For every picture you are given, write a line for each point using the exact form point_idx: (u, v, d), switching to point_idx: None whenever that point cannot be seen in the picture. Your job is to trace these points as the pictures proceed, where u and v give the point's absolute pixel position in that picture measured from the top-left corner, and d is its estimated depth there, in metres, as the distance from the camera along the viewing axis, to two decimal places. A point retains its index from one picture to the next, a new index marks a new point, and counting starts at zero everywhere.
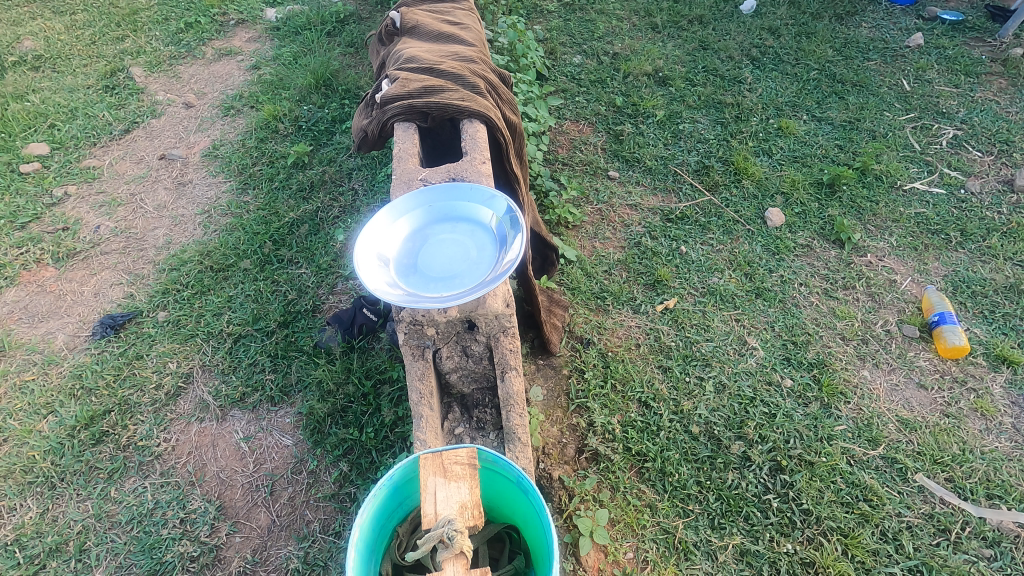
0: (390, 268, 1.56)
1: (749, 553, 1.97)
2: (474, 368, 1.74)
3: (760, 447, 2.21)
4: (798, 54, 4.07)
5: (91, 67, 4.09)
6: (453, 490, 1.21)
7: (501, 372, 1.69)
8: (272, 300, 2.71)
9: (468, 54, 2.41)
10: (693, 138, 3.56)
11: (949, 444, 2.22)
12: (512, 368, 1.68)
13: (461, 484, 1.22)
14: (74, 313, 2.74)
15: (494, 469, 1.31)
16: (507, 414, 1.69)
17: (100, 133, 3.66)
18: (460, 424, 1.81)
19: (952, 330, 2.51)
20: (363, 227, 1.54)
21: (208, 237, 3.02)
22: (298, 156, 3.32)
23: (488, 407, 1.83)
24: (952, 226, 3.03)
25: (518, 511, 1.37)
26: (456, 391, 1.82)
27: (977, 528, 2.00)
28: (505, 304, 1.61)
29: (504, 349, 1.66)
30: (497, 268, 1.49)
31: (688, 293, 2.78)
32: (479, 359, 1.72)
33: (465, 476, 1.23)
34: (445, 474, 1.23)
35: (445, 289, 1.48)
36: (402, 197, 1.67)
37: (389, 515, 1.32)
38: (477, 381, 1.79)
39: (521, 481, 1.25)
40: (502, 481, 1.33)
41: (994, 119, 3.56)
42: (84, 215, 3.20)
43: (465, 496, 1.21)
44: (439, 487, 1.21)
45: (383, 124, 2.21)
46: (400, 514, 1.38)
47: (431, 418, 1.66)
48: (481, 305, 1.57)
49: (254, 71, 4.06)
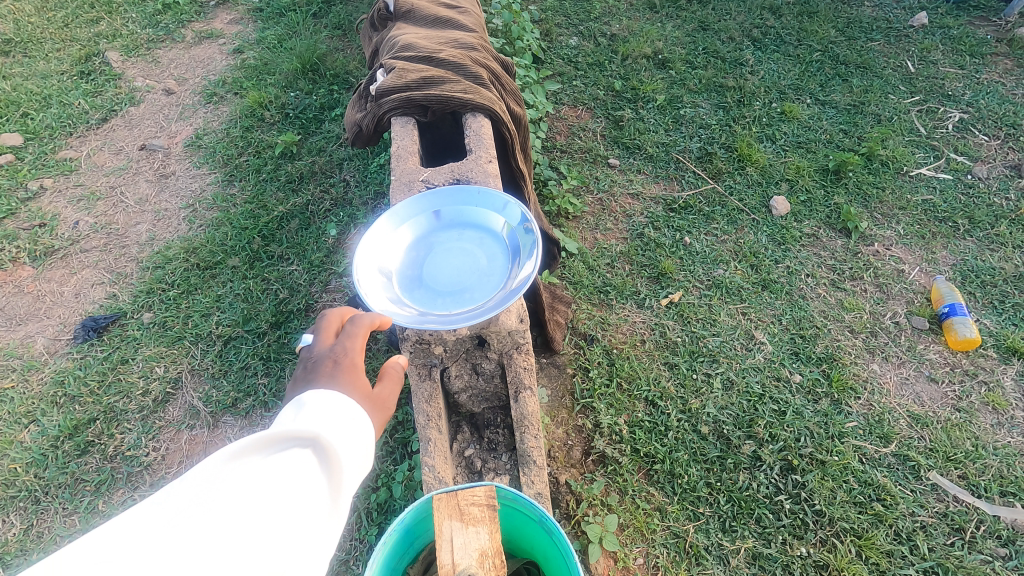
0: (394, 281, 1.51)
1: (761, 557, 1.93)
2: (485, 387, 1.66)
3: (771, 446, 2.16)
4: (801, 34, 3.95)
5: (64, 51, 3.89)
6: (471, 535, 1.20)
7: (515, 392, 1.62)
8: (263, 300, 2.60)
9: (469, 41, 2.28)
10: (695, 124, 3.45)
11: (962, 440, 2.18)
12: (527, 388, 1.62)
13: (480, 528, 1.21)
14: (54, 316, 2.62)
15: (514, 506, 1.30)
16: (522, 436, 1.60)
17: (76, 122, 3.49)
18: (469, 445, 1.72)
19: (963, 322, 2.45)
20: (364, 239, 1.46)
21: (193, 233, 2.89)
22: (286, 146, 3.17)
23: (500, 428, 1.74)
24: (960, 214, 2.96)
25: (538, 549, 1.35)
26: (465, 410, 1.75)
27: (992, 526, 1.97)
28: (519, 320, 1.57)
29: (517, 367, 1.61)
30: (511, 282, 1.46)
31: (693, 287, 2.71)
32: (490, 377, 1.65)
33: (483, 519, 1.22)
34: (461, 517, 1.22)
35: (456, 306, 1.44)
36: (404, 202, 1.59)
37: (402, 556, 1.30)
38: (488, 400, 1.72)
39: (542, 520, 1.24)
40: (523, 520, 1.31)
41: (1001, 101, 3.48)
42: (62, 210, 3.05)
43: (484, 541, 1.20)
44: (456, 533, 1.20)
45: (379, 118, 2.09)
46: (411, 554, 1.35)
47: (440, 441, 1.58)
48: (494, 322, 1.53)
49: (237, 55, 3.88)
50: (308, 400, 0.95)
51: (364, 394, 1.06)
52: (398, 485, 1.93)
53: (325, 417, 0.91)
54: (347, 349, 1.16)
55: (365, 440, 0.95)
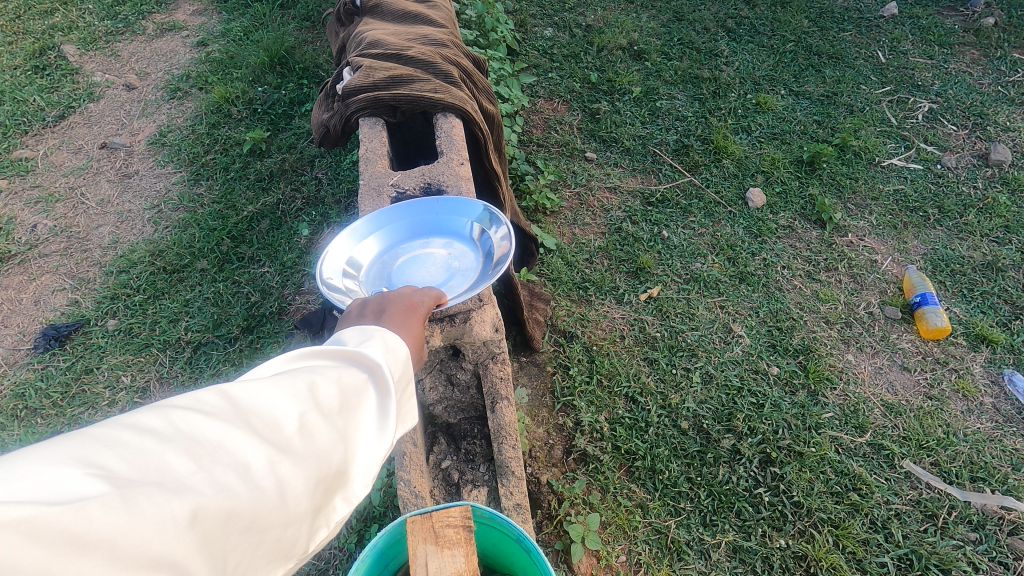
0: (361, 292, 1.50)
1: (742, 550, 1.95)
2: (461, 398, 1.69)
3: (750, 440, 2.17)
4: (774, 25, 3.96)
5: (16, 44, 3.70)
6: (447, 559, 1.19)
7: (491, 403, 1.61)
8: (234, 303, 2.53)
9: (439, 37, 2.22)
10: (671, 116, 3.44)
11: (934, 427, 2.22)
12: (504, 399, 1.61)
13: (455, 550, 1.20)
14: (12, 325, 2.52)
15: (493, 523, 1.30)
16: (500, 446, 1.59)
17: (31, 120, 3.34)
18: (447, 456, 1.71)
19: (934, 311, 2.50)
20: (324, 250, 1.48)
21: (159, 235, 2.79)
22: (255, 143, 3.08)
23: (477, 438, 1.73)
24: (930, 203, 3.01)
25: (519, 565, 1.36)
26: (442, 420, 1.73)
27: (963, 512, 2.01)
28: (493, 330, 1.55)
29: (493, 377, 1.61)
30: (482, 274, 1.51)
31: (672, 281, 2.71)
32: (465, 388, 1.68)
33: (458, 542, 1.21)
34: (436, 540, 1.21)
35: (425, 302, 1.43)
36: (366, 218, 1.62)
37: None
38: (464, 411, 1.72)
39: (520, 538, 1.25)
40: (502, 536, 1.32)
41: (968, 91, 3.54)
42: (18, 213, 2.93)
43: (460, 564, 1.19)
44: (432, 557, 1.19)
45: (346, 119, 2.04)
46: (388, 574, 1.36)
47: (415, 455, 1.57)
48: (468, 333, 1.52)
49: (201, 48, 3.74)
50: (375, 332, 0.97)
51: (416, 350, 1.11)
52: (377, 492, 1.91)
53: (384, 346, 0.95)
54: (420, 300, 1.24)
55: (411, 382, 0.99)
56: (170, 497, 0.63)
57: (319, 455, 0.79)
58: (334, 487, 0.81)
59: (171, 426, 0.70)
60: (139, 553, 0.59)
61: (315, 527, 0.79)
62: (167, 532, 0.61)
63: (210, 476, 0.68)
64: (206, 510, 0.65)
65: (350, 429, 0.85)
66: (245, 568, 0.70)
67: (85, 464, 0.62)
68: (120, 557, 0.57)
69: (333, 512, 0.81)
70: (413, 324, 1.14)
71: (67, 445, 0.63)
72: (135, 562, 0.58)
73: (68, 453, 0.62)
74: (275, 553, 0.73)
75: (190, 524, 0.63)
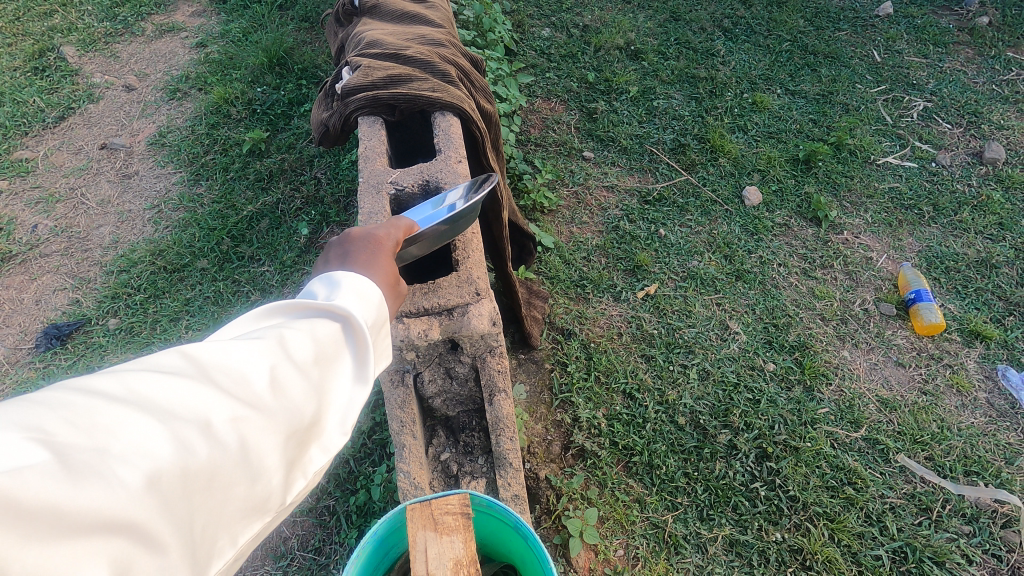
0: None
1: (738, 543, 1.97)
2: (460, 391, 1.69)
3: (747, 435, 2.19)
4: (770, 24, 3.99)
5: (16, 46, 3.71)
6: (446, 545, 1.21)
7: (489, 395, 1.64)
8: (235, 302, 2.55)
9: (437, 37, 2.24)
10: (668, 115, 3.46)
11: (928, 422, 2.24)
12: (501, 391, 1.64)
13: (454, 537, 1.22)
14: (13, 324, 2.54)
15: (490, 510, 1.32)
16: (498, 438, 1.62)
17: (31, 121, 3.35)
18: (445, 449, 1.73)
19: (928, 307, 2.53)
20: None
21: (159, 235, 2.81)
22: (254, 143, 3.09)
23: (476, 431, 1.75)
24: (925, 201, 3.04)
25: (516, 551, 1.38)
26: (441, 414, 1.75)
27: (957, 505, 2.03)
28: (491, 323, 1.58)
29: (491, 370, 1.63)
30: (464, 221, 1.53)
31: (669, 278, 2.73)
32: (464, 381, 1.69)
33: (457, 528, 1.23)
34: (435, 527, 1.23)
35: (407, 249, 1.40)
36: None
37: (375, 564, 1.34)
38: (463, 404, 1.73)
39: (518, 525, 1.27)
40: (500, 524, 1.34)
41: (962, 89, 3.57)
42: (19, 213, 2.95)
43: (459, 550, 1.21)
44: (431, 543, 1.21)
45: (345, 118, 2.06)
46: (387, 562, 1.39)
47: (415, 447, 1.59)
48: (466, 326, 1.55)
49: (200, 49, 3.76)
50: (341, 277, 0.99)
51: (391, 281, 1.14)
52: (378, 487, 1.93)
53: (356, 293, 0.96)
54: (386, 234, 1.26)
55: (387, 326, 1.02)
56: (125, 460, 0.63)
57: (288, 410, 0.81)
58: (309, 440, 0.84)
59: (127, 389, 0.70)
60: (92, 520, 0.58)
61: (292, 479, 0.82)
62: (123, 494, 0.61)
63: (171, 434, 0.68)
64: (167, 471, 0.66)
65: (323, 383, 0.87)
66: (215, 524, 0.71)
67: (34, 427, 0.61)
68: (70, 522, 0.56)
69: (309, 463, 0.84)
70: (383, 258, 1.16)
71: (11, 409, 0.62)
72: (91, 526, 0.58)
73: (14, 418, 0.61)
74: (246, 508, 0.75)
75: (150, 486, 0.64)
